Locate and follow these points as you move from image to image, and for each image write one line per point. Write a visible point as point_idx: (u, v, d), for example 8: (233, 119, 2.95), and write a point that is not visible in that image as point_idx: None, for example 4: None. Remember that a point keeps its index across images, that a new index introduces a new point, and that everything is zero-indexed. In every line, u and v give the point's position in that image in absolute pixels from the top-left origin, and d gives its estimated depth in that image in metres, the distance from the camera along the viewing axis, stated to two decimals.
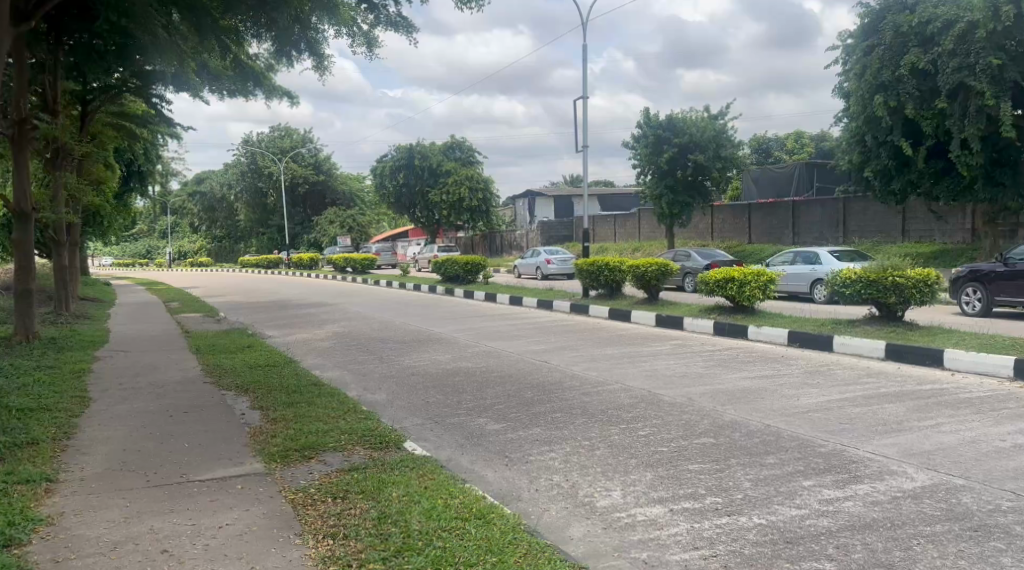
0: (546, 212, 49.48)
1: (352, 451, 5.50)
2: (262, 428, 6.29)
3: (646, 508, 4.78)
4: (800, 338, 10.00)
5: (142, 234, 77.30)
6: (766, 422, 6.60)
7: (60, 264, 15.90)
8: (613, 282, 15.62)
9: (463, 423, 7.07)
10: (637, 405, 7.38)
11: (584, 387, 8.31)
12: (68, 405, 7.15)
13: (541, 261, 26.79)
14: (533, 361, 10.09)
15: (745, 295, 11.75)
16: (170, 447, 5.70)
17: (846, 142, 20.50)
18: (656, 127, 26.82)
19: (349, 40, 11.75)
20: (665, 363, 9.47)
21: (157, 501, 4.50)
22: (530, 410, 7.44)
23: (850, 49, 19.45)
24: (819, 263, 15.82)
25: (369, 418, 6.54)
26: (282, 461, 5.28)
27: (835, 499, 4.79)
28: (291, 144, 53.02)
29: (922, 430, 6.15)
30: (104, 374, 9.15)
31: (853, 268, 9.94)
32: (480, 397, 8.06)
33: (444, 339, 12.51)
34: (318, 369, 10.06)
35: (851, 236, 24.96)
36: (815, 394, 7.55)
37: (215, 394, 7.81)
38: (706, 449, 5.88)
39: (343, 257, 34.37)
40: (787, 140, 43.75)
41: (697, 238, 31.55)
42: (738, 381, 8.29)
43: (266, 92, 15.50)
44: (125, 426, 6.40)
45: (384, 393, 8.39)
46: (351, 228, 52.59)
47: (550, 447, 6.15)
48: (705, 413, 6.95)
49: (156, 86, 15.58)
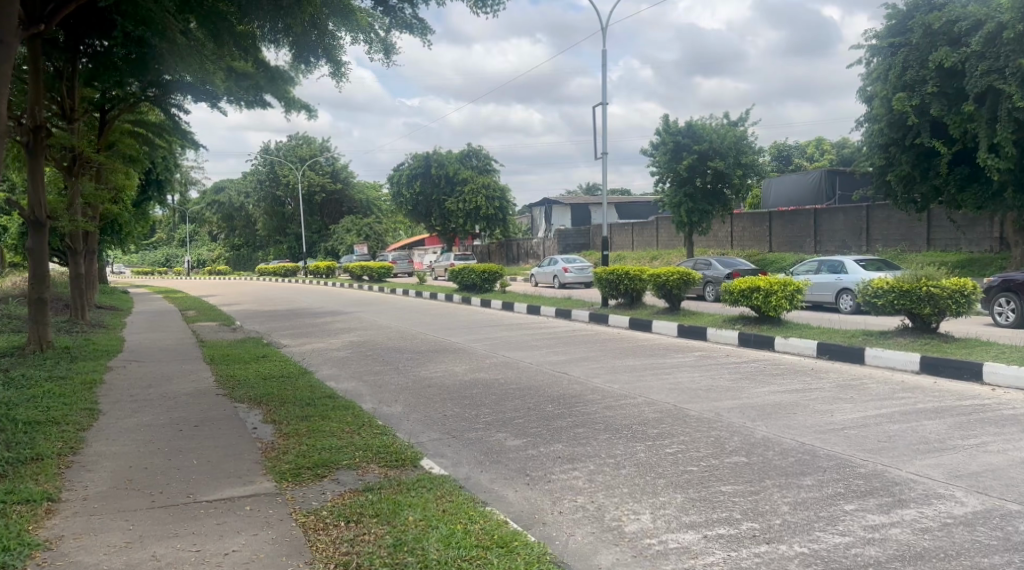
0: (563, 220, 49.29)
1: (366, 470, 5.24)
2: (273, 443, 6.05)
3: (679, 534, 4.50)
4: (829, 350, 9.68)
5: (161, 241, 77.77)
6: (801, 440, 6.29)
7: (76, 273, 15.80)
8: (633, 290, 15.33)
9: (482, 438, 6.81)
10: (663, 420, 7.08)
11: (606, 400, 8.02)
12: (76, 419, 6.95)
13: (558, 269, 26.56)
14: (553, 372, 9.82)
15: (771, 305, 11.41)
16: (177, 464, 5.47)
17: (868, 146, 20.11)
18: (675, 134, 26.57)
19: (366, 46, 11.57)
20: (689, 376, 9.17)
21: (161, 524, 4.26)
22: (551, 424, 7.16)
23: (874, 49, 19.12)
24: (844, 272, 15.44)
25: (385, 433, 6.30)
26: (293, 480, 5.04)
27: (881, 525, 4.48)
28: (308, 153, 53.18)
29: (969, 450, 5.82)
30: (115, 386, 8.98)
31: (885, 278, 9.61)
32: (499, 411, 7.79)
33: (461, 349, 12.26)
34: (333, 380, 9.84)
35: (874, 244, 24.53)
36: (849, 409, 7.23)
37: (226, 407, 7.59)
38: (738, 469, 5.59)
39: (359, 266, 34.29)
40: (808, 148, 43.22)
41: (716, 247, 31.33)
42: (767, 395, 7.98)
43: (284, 104, 15.41)
44: (133, 441, 6.18)
45: (401, 405, 8.14)
46: (368, 237, 52.61)
47: (574, 465, 5.87)
48: (735, 430, 6.65)
49: (173, 95, 15.50)
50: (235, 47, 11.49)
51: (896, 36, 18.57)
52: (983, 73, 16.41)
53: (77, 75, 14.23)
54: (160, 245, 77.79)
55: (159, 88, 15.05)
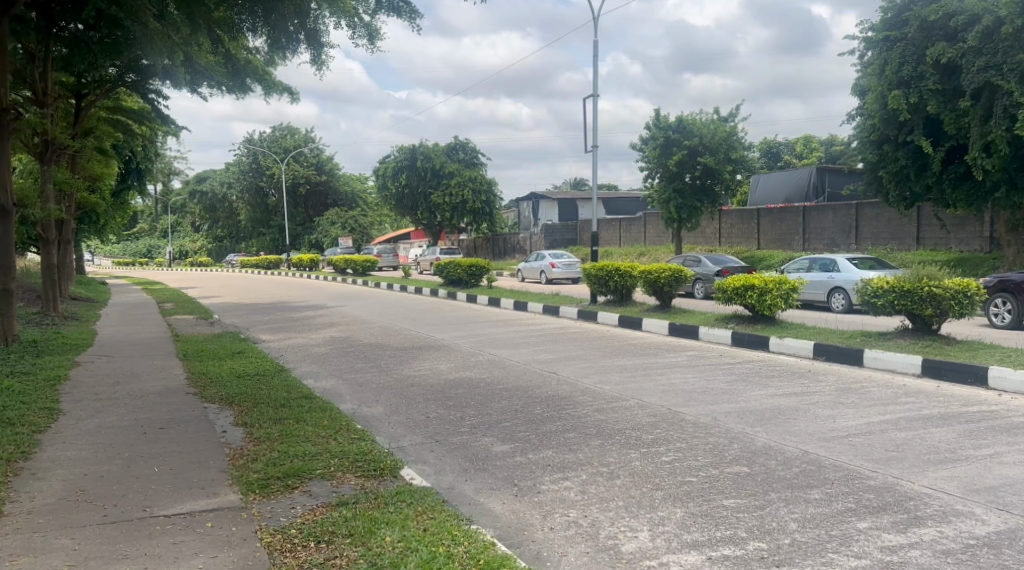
0: (550, 215, 48.91)
1: (342, 480, 4.85)
2: (242, 449, 5.63)
3: (681, 554, 4.14)
4: (826, 351, 9.36)
5: (143, 232, 76.82)
6: (805, 448, 5.94)
7: (49, 263, 15.28)
8: (622, 287, 14.98)
9: (466, 442, 6.43)
10: (658, 425, 6.72)
11: (597, 403, 7.66)
12: (34, 420, 6.51)
13: (545, 264, 26.18)
14: (542, 372, 9.46)
15: (766, 304, 11.07)
16: (136, 472, 5.05)
17: (859, 142, 19.82)
18: (665, 129, 26.23)
19: (351, 32, 11.13)
20: (683, 377, 8.82)
21: (110, 544, 3.86)
22: (540, 428, 6.78)
23: (870, 43, 18.81)
24: (837, 271, 15.14)
25: (363, 438, 5.89)
26: (261, 492, 4.63)
27: (899, 547, 4.14)
28: (293, 144, 52.51)
29: (983, 461, 5.49)
30: (81, 382, 8.54)
31: (885, 277, 9.33)
32: (484, 413, 7.41)
33: (446, 346, 11.88)
34: (312, 377, 9.43)
35: (864, 243, 24.30)
36: (852, 415, 6.89)
37: (195, 408, 7.15)
38: (740, 480, 5.23)
39: (343, 259, 33.73)
40: (797, 145, 43.06)
41: (704, 243, 31.08)
42: (764, 398, 7.64)
43: (265, 89, 14.95)
44: (91, 446, 5.76)
45: (382, 406, 7.73)
46: (353, 229, 51.98)
47: (564, 474, 5.50)
48: (734, 436, 6.29)
49: (152, 81, 14.98)
50: (213, 33, 10.99)
51: (894, 29, 18.22)
52: (981, 69, 16.14)
53: (51, 58, 13.72)
54: (142, 235, 76.82)
55: (138, 73, 14.55)
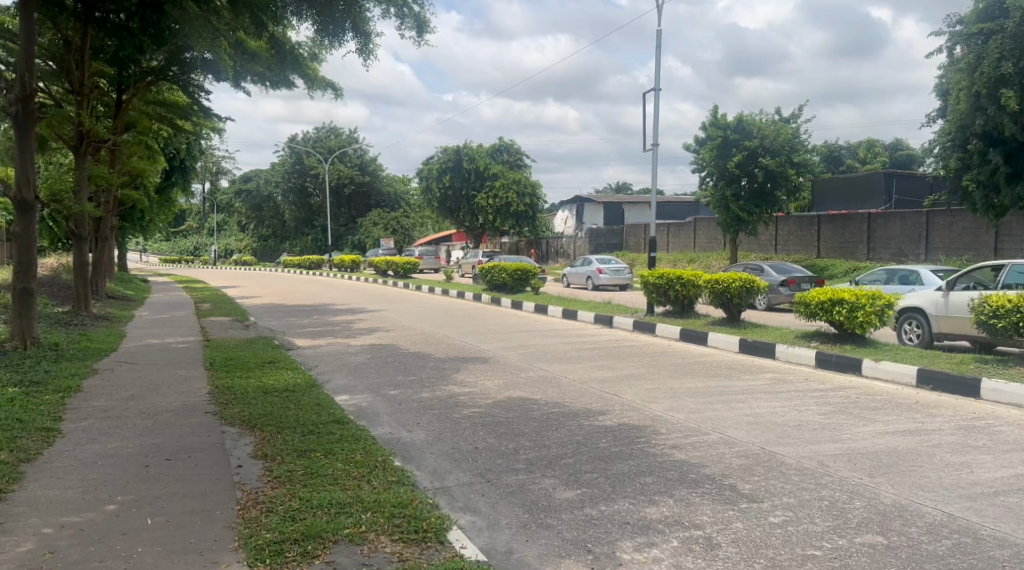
0: (596, 218, 47.74)
1: (375, 546, 3.85)
2: (257, 493, 4.66)
3: None
4: (933, 379, 8.13)
5: (191, 231, 77.46)
6: (949, 511, 4.76)
7: (82, 261, 14.57)
8: (684, 297, 13.79)
9: (523, 484, 5.39)
10: (754, 470, 5.59)
11: (672, 437, 6.54)
12: (26, 447, 5.57)
13: (592, 270, 25.07)
14: (602, 394, 8.34)
15: (857, 322, 9.82)
16: (124, 525, 4.10)
17: (944, 142, 18.63)
18: (723, 129, 25.00)
19: (399, 22, 10.09)
20: (768, 405, 7.65)
21: None
22: (609, 469, 5.68)
23: (960, 36, 17.61)
24: (920, 283, 13.78)
25: (401, 482, 4.85)
26: (272, 563, 3.68)
27: None
28: (338, 144, 52.25)
29: None
30: (93, 396, 7.66)
31: (1005, 294, 8.08)
32: (543, 444, 6.35)
33: (493, 358, 10.86)
34: (346, 393, 8.46)
35: (936, 253, 22.74)
36: (992, 464, 5.68)
37: (211, 432, 6.20)
38: (879, 558, 4.10)
39: (385, 260, 32.96)
40: (860, 149, 41.24)
41: (760, 250, 29.74)
42: (875, 437, 6.44)
43: (310, 83, 14.14)
44: (82, 482, 4.84)
45: (424, 432, 6.72)
46: (395, 231, 51.36)
47: (650, 538, 4.41)
48: (854, 490, 5.13)
49: (195, 74, 14.22)
50: (255, 22, 10.13)
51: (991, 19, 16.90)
52: None
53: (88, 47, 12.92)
54: (190, 234, 77.45)
55: (181, 65, 13.70)
